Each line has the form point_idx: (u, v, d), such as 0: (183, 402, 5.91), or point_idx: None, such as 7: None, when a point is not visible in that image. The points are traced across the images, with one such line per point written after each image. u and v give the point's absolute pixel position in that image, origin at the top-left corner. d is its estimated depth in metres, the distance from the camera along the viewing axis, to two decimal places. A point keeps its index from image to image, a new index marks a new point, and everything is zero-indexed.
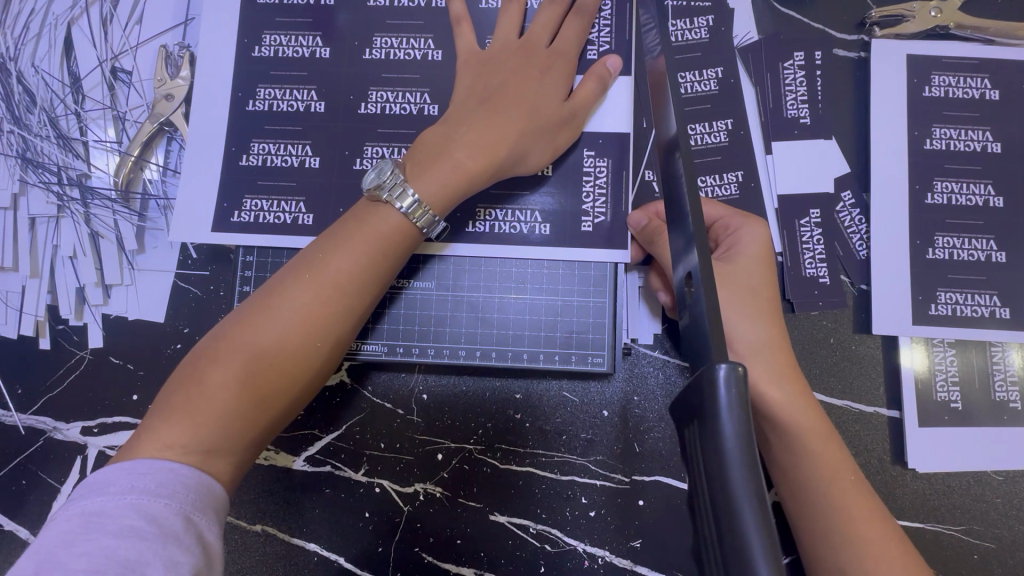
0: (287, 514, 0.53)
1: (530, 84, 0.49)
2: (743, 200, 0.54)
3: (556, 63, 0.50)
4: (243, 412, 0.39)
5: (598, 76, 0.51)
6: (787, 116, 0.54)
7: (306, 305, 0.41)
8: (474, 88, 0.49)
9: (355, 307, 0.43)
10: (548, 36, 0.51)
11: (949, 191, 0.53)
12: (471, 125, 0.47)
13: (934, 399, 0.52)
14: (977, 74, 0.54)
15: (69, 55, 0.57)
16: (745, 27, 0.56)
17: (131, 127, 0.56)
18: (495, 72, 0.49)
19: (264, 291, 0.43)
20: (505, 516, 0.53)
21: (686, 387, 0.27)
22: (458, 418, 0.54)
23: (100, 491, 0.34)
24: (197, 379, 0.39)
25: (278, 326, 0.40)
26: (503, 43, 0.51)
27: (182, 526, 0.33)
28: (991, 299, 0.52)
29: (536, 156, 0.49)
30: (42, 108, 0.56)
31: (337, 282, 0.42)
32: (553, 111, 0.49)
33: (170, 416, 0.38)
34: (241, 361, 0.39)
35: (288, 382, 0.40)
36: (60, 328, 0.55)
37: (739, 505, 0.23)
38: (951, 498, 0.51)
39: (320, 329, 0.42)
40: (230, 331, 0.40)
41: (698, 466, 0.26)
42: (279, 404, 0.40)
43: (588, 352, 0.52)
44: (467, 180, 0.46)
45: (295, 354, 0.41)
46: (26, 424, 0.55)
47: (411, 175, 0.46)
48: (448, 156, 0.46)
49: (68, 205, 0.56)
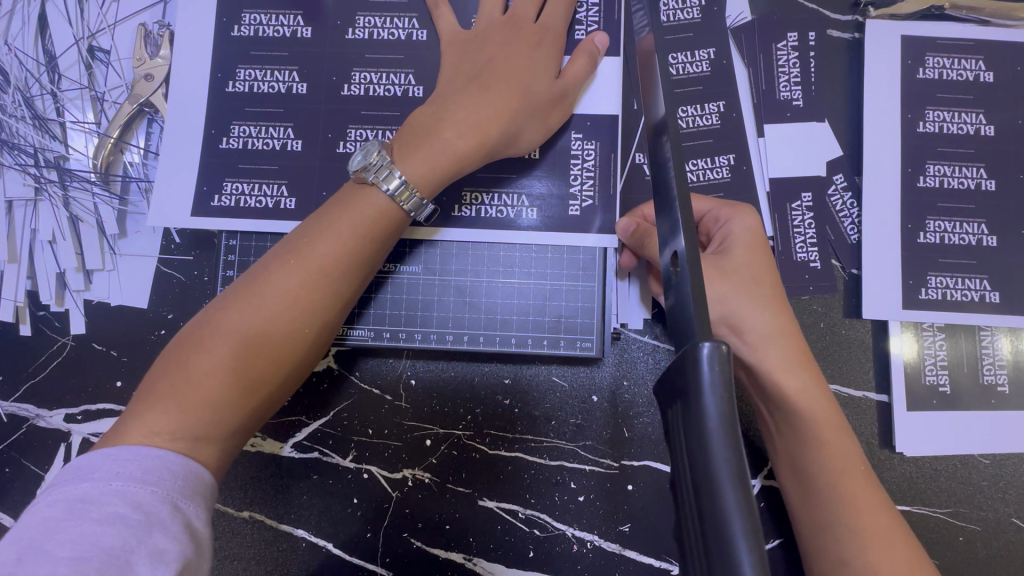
0: (274, 500, 0.53)
1: (519, 62, 0.47)
2: (734, 184, 0.53)
3: (544, 39, 0.49)
4: (231, 398, 0.38)
5: (589, 52, 0.50)
6: (780, 97, 0.54)
7: (295, 290, 0.41)
8: (460, 65, 0.48)
9: (344, 291, 0.43)
10: (534, 10, 0.50)
11: (942, 174, 0.53)
12: (459, 104, 0.46)
13: (923, 383, 0.52)
14: (971, 56, 0.54)
15: (44, 33, 0.55)
16: (739, 6, 0.54)
17: (109, 108, 0.55)
18: (481, 49, 0.48)
19: (250, 274, 0.42)
20: (494, 501, 0.52)
21: (670, 368, 0.27)
22: (446, 404, 0.54)
23: (82, 477, 0.33)
24: (184, 365, 0.38)
25: (266, 311, 0.40)
26: (488, 20, 0.50)
27: (168, 513, 0.33)
28: (981, 283, 0.52)
29: (529, 134, 0.49)
30: (17, 88, 0.55)
31: (326, 266, 0.42)
32: (545, 89, 0.48)
33: (158, 401, 0.37)
34: (229, 346, 0.39)
35: (276, 367, 0.40)
36: (41, 314, 0.54)
37: (720, 487, 0.23)
38: (938, 481, 0.51)
39: (309, 313, 0.41)
40: (217, 315, 0.40)
41: (681, 448, 0.25)
42: (268, 389, 0.40)
43: (577, 336, 0.52)
44: (458, 160, 0.46)
45: (283, 339, 0.40)
46: (8, 412, 0.54)
47: (399, 155, 0.45)
48: (437, 135, 0.45)
49: (46, 187, 0.54)
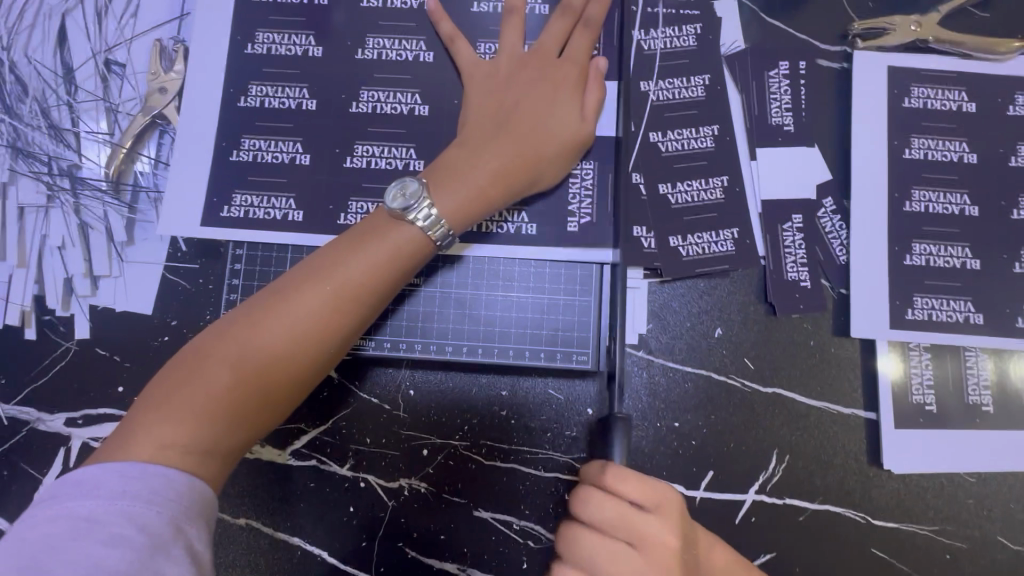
0: (271, 508, 0.53)
1: (546, 101, 0.50)
2: (727, 205, 0.55)
3: (568, 72, 0.51)
4: (240, 410, 0.39)
5: (597, 76, 0.52)
6: (772, 123, 0.56)
7: (316, 312, 0.42)
8: (486, 104, 0.51)
9: (363, 312, 0.44)
10: (559, 45, 0.52)
11: (927, 200, 0.55)
12: (490, 149, 0.48)
13: (910, 402, 0.53)
14: (954, 87, 0.56)
15: (63, 46, 0.57)
16: (732, 36, 0.57)
17: (122, 119, 0.56)
18: (508, 88, 0.51)
19: (271, 291, 0.43)
20: (488, 512, 0.53)
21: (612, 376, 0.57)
22: (444, 414, 0.55)
23: (85, 494, 0.33)
24: (193, 379, 0.39)
25: (285, 331, 0.41)
26: (511, 54, 0.52)
27: (169, 534, 0.33)
28: (966, 305, 0.54)
29: (552, 171, 0.51)
30: (34, 98, 0.56)
31: (348, 291, 0.43)
32: (573, 127, 0.50)
33: (165, 413, 0.37)
34: (239, 362, 0.40)
35: (285, 382, 0.41)
36: (46, 318, 0.55)
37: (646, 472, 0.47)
38: (924, 499, 0.52)
39: (324, 332, 0.42)
40: (234, 330, 0.41)
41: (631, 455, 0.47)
42: (272, 406, 0.41)
43: (574, 349, 0.53)
44: (488, 200, 0.48)
45: (295, 356, 0.41)
46: (9, 415, 0.54)
47: (434, 193, 0.47)
48: (471, 172, 0.48)
49: (58, 195, 0.56)
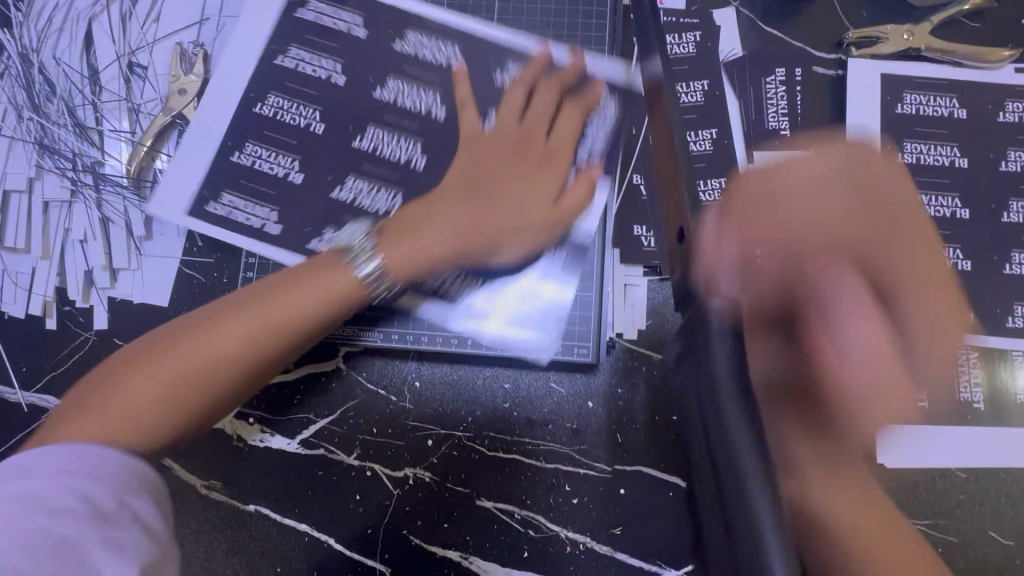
0: (279, 496, 0.55)
1: (523, 176, 0.52)
2: (725, 206, 0.57)
3: (554, 157, 0.54)
4: (171, 416, 0.39)
5: (584, 181, 0.54)
6: (769, 127, 0.58)
7: (261, 328, 0.42)
8: (463, 170, 0.53)
9: (296, 339, 0.43)
10: (549, 126, 0.55)
11: (919, 202, 0.57)
12: (449, 211, 0.50)
13: (903, 398, 0.54)
14: (945, 94, 0.58)
15: (88, 49, 0.59)
16: (731, 43, 0.59)
17: (144, 119, 0.59)
18: (482, 157, 0.53)
19: (227, 300, 0.43)
20: (491, 501, 0.55)
21: (687, 349, 0.36)
22: (448, 406, 0.56)
23: (20, 476, 0.35)
24: (132, 379, 0.39)
25: (228, 344, 0.41)
26: (504, 124, 0.55)
27: (117, 506, 0.35)
28: (957, 304, 0.55)
29: (507, 253, 0.53)
30: (61, 98, 0.59)
31: (299, 310, 0.43)
32: (541, 216, 0.52)
33: (102, 405, 0.39)
34: (178, 369, 0.40)
35: (201, 393, 0.40)
36: (67, 309, 0.57)
37: (747, 475, 0.30)
38: (915, 493, 0.53)
39: (248, 352, 0.41)
40: (181, 336, 0.41)
41: (693, 412, 0.35)
42: (202, 413, 0.41)
43: (575, 343, 0.55)
44: (432, 260, 0.49)
45: (214, 370, 0.40)
46: (29, 402, 0.56)
47: (383, 242, 0.48)
48: (425, 239, 0.49)
49: (81, 190, 0.58)
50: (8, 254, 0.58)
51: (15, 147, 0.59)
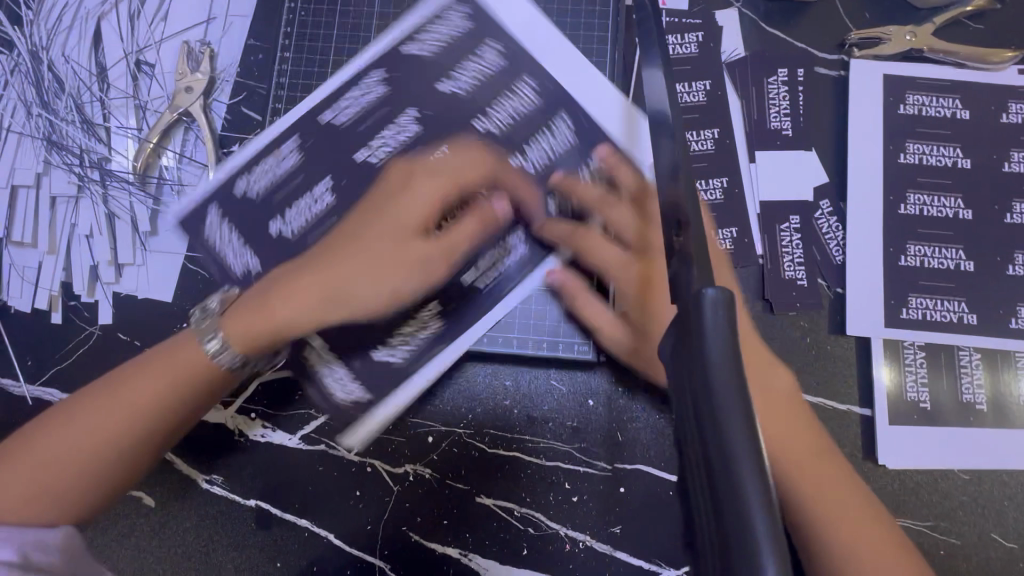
0: (280, 491, 0.55)
1: (391, 227, 0.50)
2: (727, 206, 0.57)
3: (429, 210, 0.50)
4: (88, 458, 0.45)
5: (483, 215, 0.51)
6: (771, 127, 0.58)
7: (161, 380, 0.46)
8: (335, 241, 0.51)
9: (200, 393, 0.47)
10: (451, 198, 0.51)
11: (922, 203, 0.57)
12: (306, 283, 0.49)
13: (905, 399, 0.54)
14: (948, 95, 0.58)
15: (97, 47, 0.60)
16: (733, 44, 0.59)
17: (150, 116, 0.59)
18: (361, 226, 0.51)
19: (153, 351, 0.48)
20: (491, 499, 0.55)
21: (673, 323, 0.29)
22: (449, 403, 0.56)
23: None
24: (58, 431, 0.45)
25: (130, 402, 0.45)
26: (396, 177, 0.52)
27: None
28: (959, 305, 0.55)
29: (364, 297, 0.50)
30: (70, 95, 0.60)
31: (198, 358, 0.47)
32: (419, 254, 0.50)
33: (13, 460, 0.44)
34: (99, 423, 0.45)
35: (83, 459, 0.45)
36: (72, 304, 0.58)
37: (738, 462, 0.23)
38: (919, 495, 0.53)
39: (155, 415, 0.46)
40: (105, 393, 0.46)
41: (683, 396, 0.26)
42: (120, 457, 0.46)
43: (576, 340, 0.55)
44: (275, 321, 0.48)
45: (115, 434, 0.45)
46: (34, 395, 0.57)
47: (224, 322, 0.48)
48: (268, 316, 0.48)
49: (88, 186, 0.58)
50: (16, 249, 0.59)
51: (23, 142, 0.59)
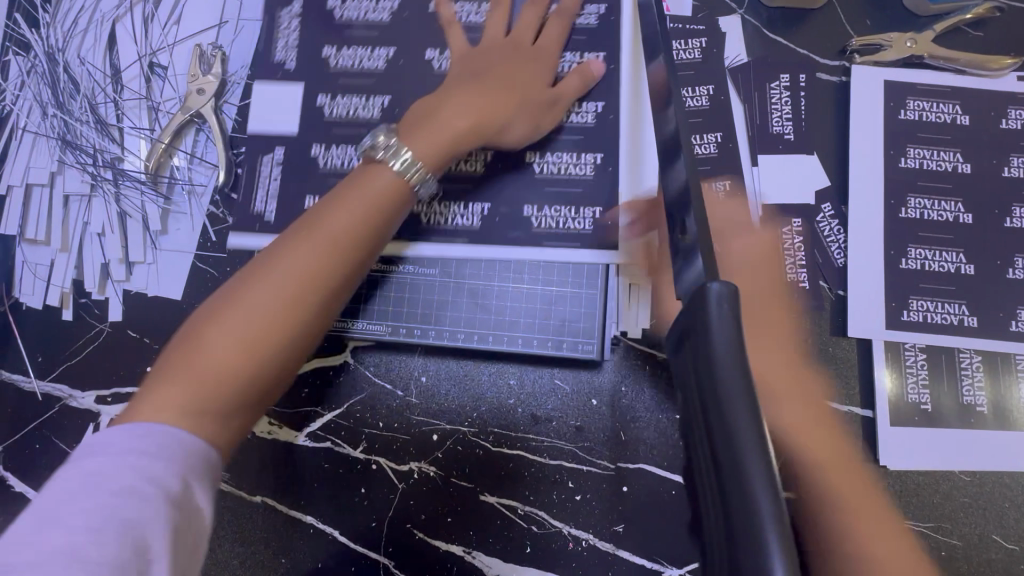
0: (286, 487, 0.56)
1: (520, 68, 0.54)
2: (730, 208, 0.58)
3: (540, 54, 0.56)
4: (275, 362, 0.41)
5: (580, 71, 0.56)
6: (773, 131, 0.59)
7: (304, 263, 0.42)
8: (468, 70, 0.54)
9: (336, 282, 0.43)
10: (533, 32, 0.57)
11: (922, 207, 0.57)
12: (463, 93, 0.51)
13: (906, 401, 0.54)
14: (948, 101, 0.59)
15: (112, 49, 0.61)
16: (736, 50, 0.60)
17: (163, 117, 0.61)
18: (481, 60, 0.54)
19: (267, 253, 0.43)
20: (495, 497, 0.55)
21: (679, 317, 0.29)
22: (454, 401, 0.57)
23: (99, 451, 0.35)
24: (193, 352, 0.39)
25: (268, 292, 0.41)
26: (492, 39, 0.56)
27: (180, 492, 0.35)
28: (960, 308, 0.56)
29: (515, 130, 0.54)
30: (84, 96, 0.61)
31: (334, 238, 0.44)
32: (538, 93, 0.54)
33: (170, 377, 0.38)
34: (237, 320, 0.40)
35: (227, 360, 0.39)
36: (83, 301, 0.59)
37: (744, 450, 0.23)
38: (920, 495, 0.53)
39: (295, 303, 0.41)
40: (231, 295, 0.41)
41: (688, 383, 0.27)
42: (284, 351, 0.41)
43: (579, 340, 0.56)
44: (456, 138, 0.50)
45: (260, 329, 0.40)
46: (44, 391, 0.57)
47: (405, 135, 0.49)
48: (446, 123, 0.50)
49: (101, 185, 0.59)
50: (29, 247, 0.59)
51: (39, 142, 0.60)
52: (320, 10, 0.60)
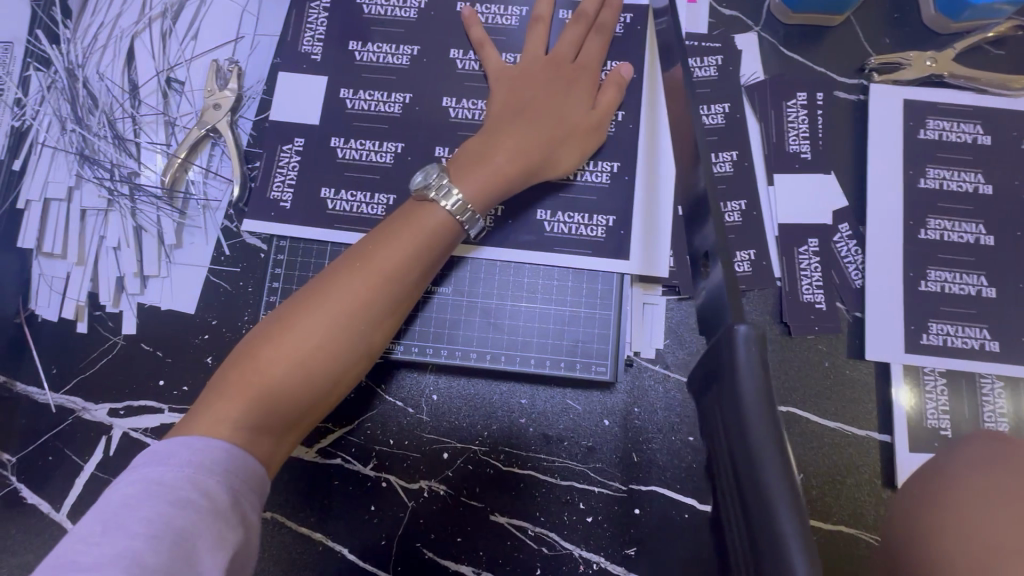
0: (297, 503, 0.55)
1: (559, 95, 0.54)
2: (745, 228, 0.57)
3: (582, 75, 0.56)
4: (326, 386, 0.44)
5: (616, 80, 0.56)
6: (789, 150, 0.58)
7: (356, 294, 0.45)
8: (509, 100, 0.55)
9: (388, 311, 0.47)
10: (574, 49, 0.56)
11: (942, 228, 0.56)
12: (509, 133, 0.52)
13: (926, 426, 0.53)
14: (969, 120, 0.58)
15: (130, 64, 0.62)
16: (752, 67, 0.60)
17: (179, 132, 0.61)
18: (525, 86, 0.55)
19: (320, 279, 0.47)
20: (505, 517, 0.54)
21: (706, 358, 0.29)
22: (465, 421, 0.57)
23: (161, 462, 0.37)
24: (246, 368, 0.42)
25: (323, 320, 0.44)
26: (533, 58, 0.56)
27: (229, 505, 0.37)
28: (981, 332, 0.55)
29: (564, 159, 0.54)
30: (102, 111, 0.61)
31: (385, 271, 0.47)
32: (583, 121, 0.55)
33: (224, 392, 0.41)
34: (290, 345, 0.43)
35: (282, 376, 0.42)
36: (97, 313, 0.59)
37: (774, 505, 0.23)
38: None
39: (344, 327, 0.45)
40: (285, 318, 0.44)
41: (716, 429, 0.27)
42: (336, 375, 0.45)
43: (592, 360, 0.56)
44: (504, 181, 0.52)
45: (313, 350, 0.43)
46: (57, 403, 0.58)
47: (455, 177, 0.51)
48: (495, 167, 0.51)
49: (117, 199, 0.60)
50: (45, 260, 0.60)
51: (57, 157, 0.61)
52: (336, 26, 0.60)
